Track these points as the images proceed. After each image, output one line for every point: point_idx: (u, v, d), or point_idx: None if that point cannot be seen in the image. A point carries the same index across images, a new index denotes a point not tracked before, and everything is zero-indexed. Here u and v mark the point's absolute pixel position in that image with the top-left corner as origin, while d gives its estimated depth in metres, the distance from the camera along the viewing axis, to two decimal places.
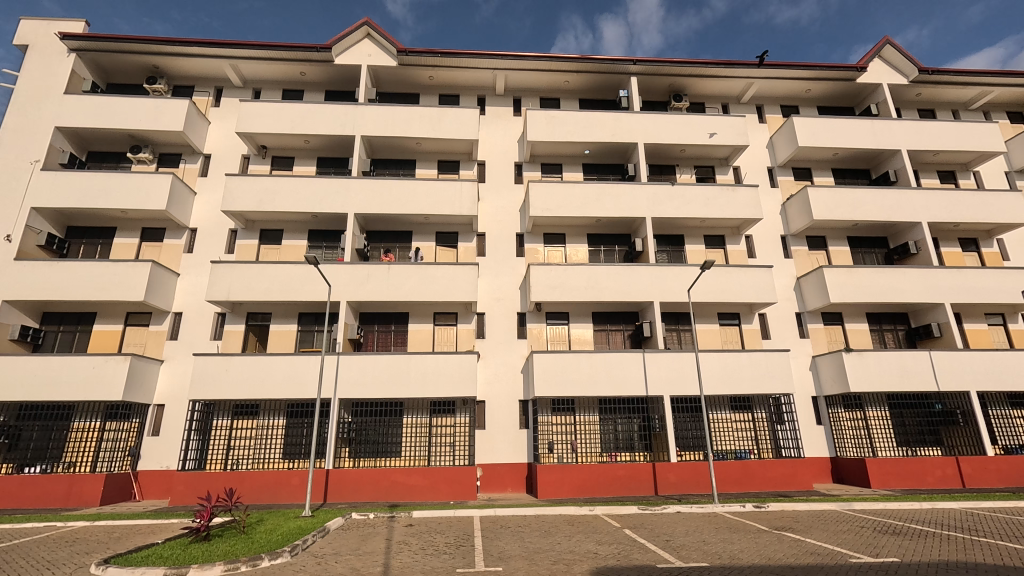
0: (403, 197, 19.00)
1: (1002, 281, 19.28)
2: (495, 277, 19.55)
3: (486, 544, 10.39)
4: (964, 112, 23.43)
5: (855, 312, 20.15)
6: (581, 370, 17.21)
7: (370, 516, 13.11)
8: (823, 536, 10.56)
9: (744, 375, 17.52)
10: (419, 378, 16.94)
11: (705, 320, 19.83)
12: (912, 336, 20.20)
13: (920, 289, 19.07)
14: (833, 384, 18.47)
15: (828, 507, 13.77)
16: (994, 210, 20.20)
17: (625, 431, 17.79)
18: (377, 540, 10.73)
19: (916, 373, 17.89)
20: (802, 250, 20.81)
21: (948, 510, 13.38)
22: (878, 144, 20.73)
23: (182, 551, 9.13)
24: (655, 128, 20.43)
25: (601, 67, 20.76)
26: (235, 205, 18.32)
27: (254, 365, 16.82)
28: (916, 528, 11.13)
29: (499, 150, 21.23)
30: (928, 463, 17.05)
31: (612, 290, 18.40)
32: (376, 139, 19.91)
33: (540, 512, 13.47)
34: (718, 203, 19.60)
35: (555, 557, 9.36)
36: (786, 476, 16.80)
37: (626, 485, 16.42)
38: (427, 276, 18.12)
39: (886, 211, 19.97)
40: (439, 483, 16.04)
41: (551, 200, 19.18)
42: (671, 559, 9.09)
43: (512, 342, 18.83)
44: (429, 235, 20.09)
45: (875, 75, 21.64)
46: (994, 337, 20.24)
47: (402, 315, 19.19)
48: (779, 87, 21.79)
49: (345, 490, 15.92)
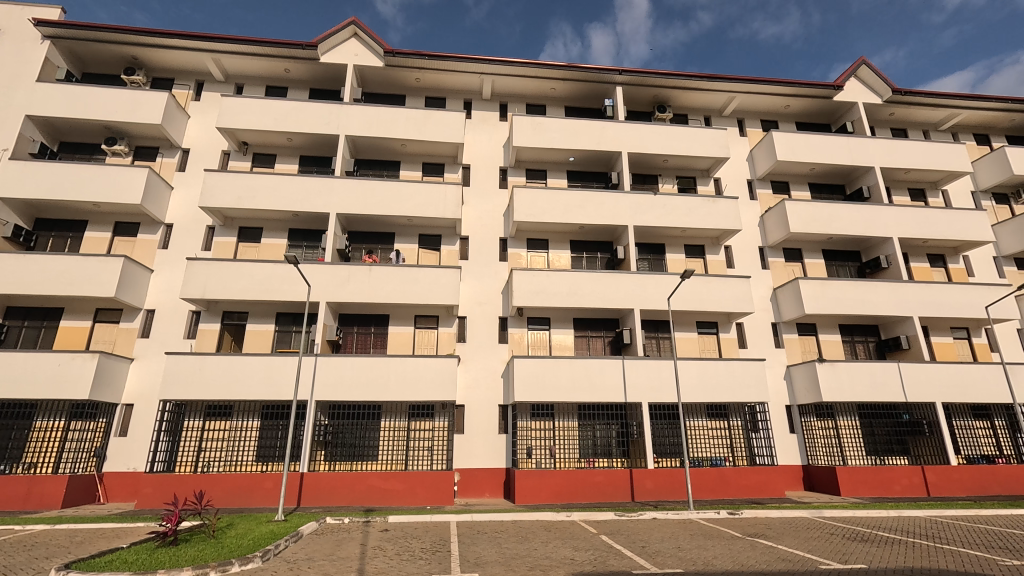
0: (387, 198, 18.86)
1: (966, 296, 20.01)
2: (478, 281, 19.53)
3: (463, 549, 10.32)
4: (934, 132, 24.25)
5: (828, 323, 20.66)
6: (561, 375, 17.28)
7: (345, 520, 12.96)
8: (793, 542, 10.79)
9: (721, 384, 17.80)
10: (399, 382, 16.79)
11: (684, 328, 20.08)
12: (882, 347, 20.72)
13: (890, 302, 19.65)
14: (806, 394, 18.85)
15: (800, 514, 14.02)
16: (961, 228, 20.96)
17: (604, 437, 17.94)
18: (351, 545, 10.55)
19: (884, 383, 18.40)
20: (779, 262, 21.29)
21: (912, 517, 13.79)
22: (852, 161, 21.37)
23: (148, 556, 8.86)
24: (640, 137, 20.68)
25: (587, 76, 21.00)
26: (213, 201, 17.98)
27: (228, 366, 16.44)
28: (883, 535, 11.42)
29: (483, 154, 21.23)
30: (896, 472, 17.55)
31: (594, 296, 18.54)
32: (360, 139, 19.78)
33: (517, 518, 13.44)
34: (699, 213, 19.92)
35: (532, 562, 9.34)
36: (759, 483, 17.06)
37: (603, 491, 16.49)
38: (409, 278, 18.00)
39: (858, 226, 20.54)
40: (417, 487, 15.92)
41: (536, 206, 19.26)
42: (646, 565, 9.15)
43: (493, 347, 18.81)
44: (412, 237, 19.97)
45: (850, 93, 22.33)
46: (958, 350, 20.94)
47: (382, 317, 19.03)
48: (759, 101, 22.31)
49: (319, 494, 15.64)
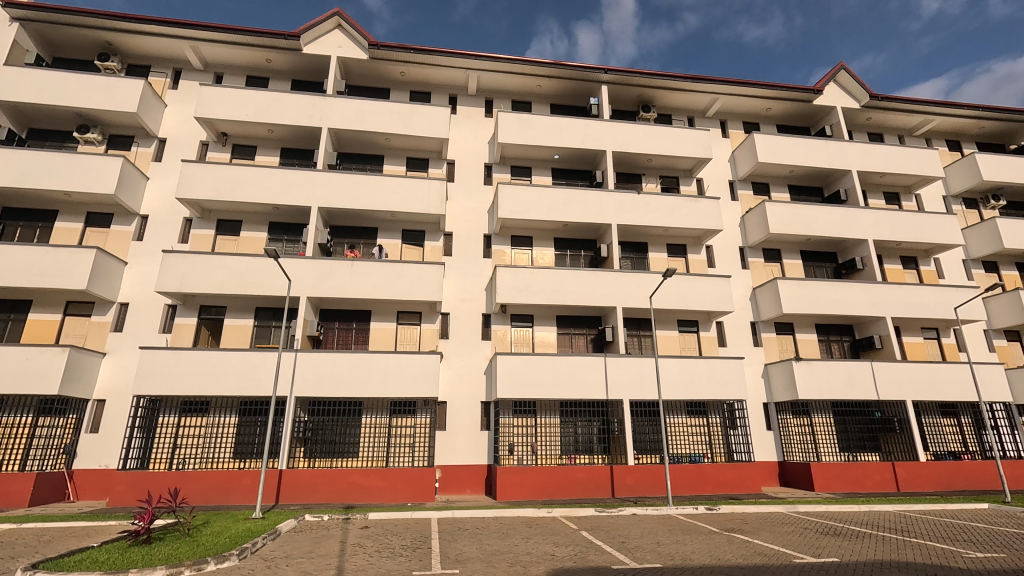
0: (370, 192, 18.65)
1: (937, 297, 20.60)
2: (461, 277, 19.45)
3: (443, 546, 10.27)
4: (908, 138, 24.87)
5: (805, 322, 21.09)
6: (544, 372, 17.35)
7: (325, 517, 12.83)
8: (769, 537, 10.99)
9: (701, 382, 18.06)
10: (381, 378, 16.65)
11: (665, 326, 20.32)
12: (856, 347, 21.21)
13: (865, 303, 20.13)
14: (783, 391, 19.23)
15: (776, 510, 14.28)
16: (933, 231, 21.55)
17: (585, 434, 18.05)
18: (330, 543, 10.44)
19: (858, 382, 18.87)
20: (758, 262, 21.65)
21: (882, 512, 14.20)
22: (830, 164, 21.80)
23: (120, 555, 8.64)
24: (625, 136, 20.80)
25: (573, 74, 21.03)
26: (191, 192, 17.58)
27: (205, 361, 16.11)
28: (855, 530, 11.72)
29: (468, 150, 21.12)
30: (868, 468, 18.06)
31: (577, 293, 18.62)
32: (343, 132, 19.51)
33: (498, 515, 13.42)
34: (682, 212, 20.13)
35: (513, 559, 9.33)
36: (736, 479, 17.36)
37: (584, 488, 16.60)
38: (392, 273, 17.85)
39: (835, 228, 20.99)
40: (398, 484, 15.83)
41: (520, 203, 19.26)
42: (626, 561, 9.23)
43: (475, 344, 18.77)
44: (395, 232, 19.82)
45: (829, 98, 22.77)
46: (928, 350, 21.57)
47: (364, 313, 18.85)
48: (741, 103, 22.61)
49: (298, 490, 15.45)
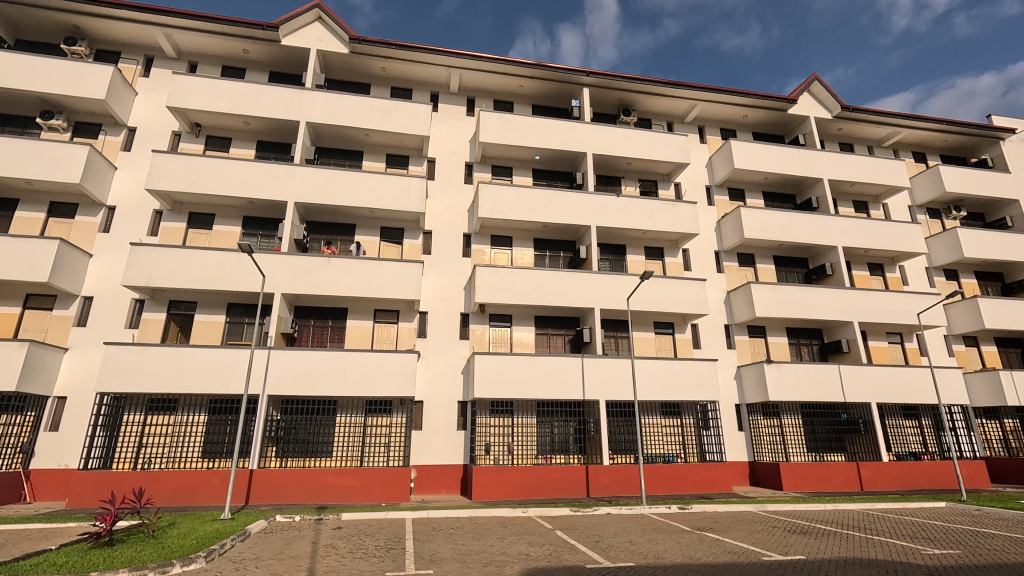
0: (348, 188, 18.38)
1: (901, 303, 21.34)
2: (440, 276, 19.34)
3: (417, 547, 10.21)
4: (877, 148, 25.70)
5: (776, 326, 21.62)
6: (521, 372, 17.38)
7: (296, 518, 12.61)
8: (739, 536, 11.23)
9: (676, 383, 18.34)
10: (356, 377, 16.45)
11: (641, 328, 20.56)
12: (824, 350, 21.82)
13: (833, 307, 20.73)
14: (754, 393, 19.66)
15: (746, 509, 14.61)
16: (899, 239, 22.32)
17: (562, 434, 18.15)
18: (302, 544, 10.27)
19: (826, 384, 19.42)
20: (733, 266, 22.10)
21: (847, 510, 14.64)
22: (803, 172, 22.39)
23: (79, 558, 8.33)
24: (605, 139, 20.98)
25: (555, 75, 21.12)
26: (162, 184, 17.06)
27: (174, 357, 15.65)
28: (821, 528, 12.06)
29: (449, 148, 21.02)
30: (834, 468, 18.60)
31: (555, 294, 18.71)
32: (322, 127, 19.20)
33: (473, 515, 13.37)
34: (660, 216, 20.41)
35: (487, 559, 9.33)
36: (708, 479, 17.68)
37: (560, 488, 16.68)
38: (370, 271, 17.64)
39: (807, 234, 21.56)
40: (372, 484, 15.65)
41: (501, 203, 19.26)
42: (599, 560, 9.31)
43: (453, 343, 18.69)
44: (373, 229, 19.59)
45: (803, 107, 23.38)
46: (892, 354, 22.33)
47: (340, 311, 18.59)
48: (719, 110, 23.04)
49: (268, 491, 15.14)
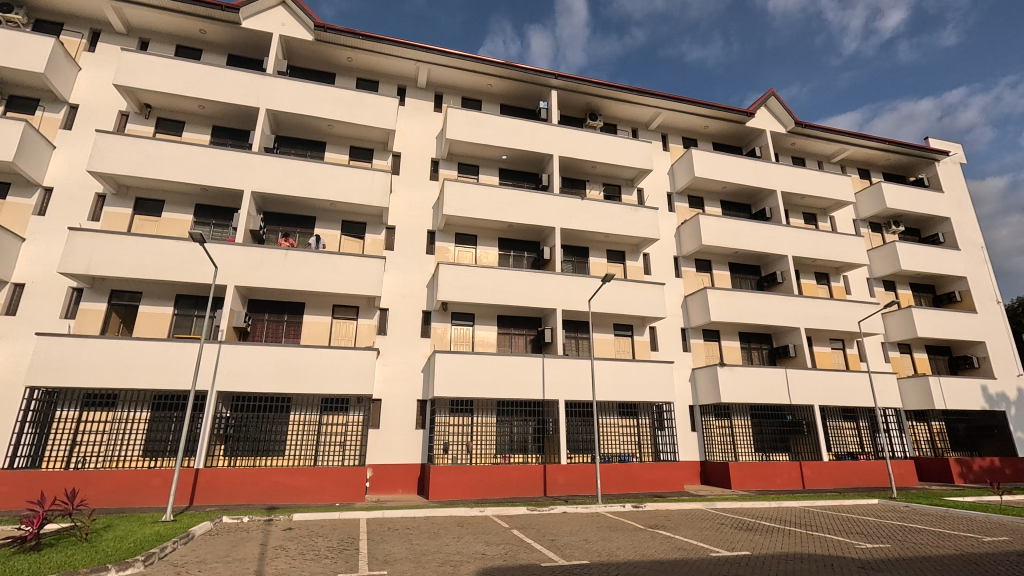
0: (308, 180, 17.85)
1: (844, 311, 22.54)
2: (402, 273, 19.07)
3: (372, 547, 10.04)
4: (827, 164, 27.05)
5: (729, 330, 22.43)
6: (482, 372, 17.36)
7: (244, 519, 12.14)
8: (689, 533, 11.60)
9: (633, 384, 18.74)
10: (312, 374, 16.01)
11: (601, 329, 20.90)
12: (773, 354, 22.80)
13: (782, 314, 21.70)
14: (707, 395, 20.33)
15: (696, 507, 15.10)
16: (844, 251, 23.57)
17: (520, 433, 18.17)
18: (249, 546, 9.91)
19: (774, 387, 20.30)
20: (690, 271, 22.78)
21: (790, 508, 15.35)
22: (758, 183, 23.31)
23: (0, 565, 7.74)
24: (571, 142, 21.21)
25: (524, 76, 21.19)
26: (106, 166, 16.09)
27: (114, 350, 14.79)
28: (766, 525, 12.60)
29: (415, 144, 20.74)
30: (779, 467, 19.46)
31: (518, 293, 18.78)
32: (283, 115, 18.58)
33: (429, 514, 13.25)
34: (623, 220, 20.79)
35: (442, 558, 9.27)
36: (662, 478, 18.16)
37: (518, 487, 16.78)
38: (329, 265, 17.20)
39: (760, 243, 22.47)
40: (326, 483, 15.25)
41: (466, 201, 19.16)
42: (555, 558, 9.40)
43: (414, 341, 18.46)
44: (334, 223, 19.12)
45: (760, 121, 24.34)
46: (835, 359, 23.56)
47: (297, 305, 18.06)
48: (681, 119, 23.70)
49: (215, 491, 14.55)
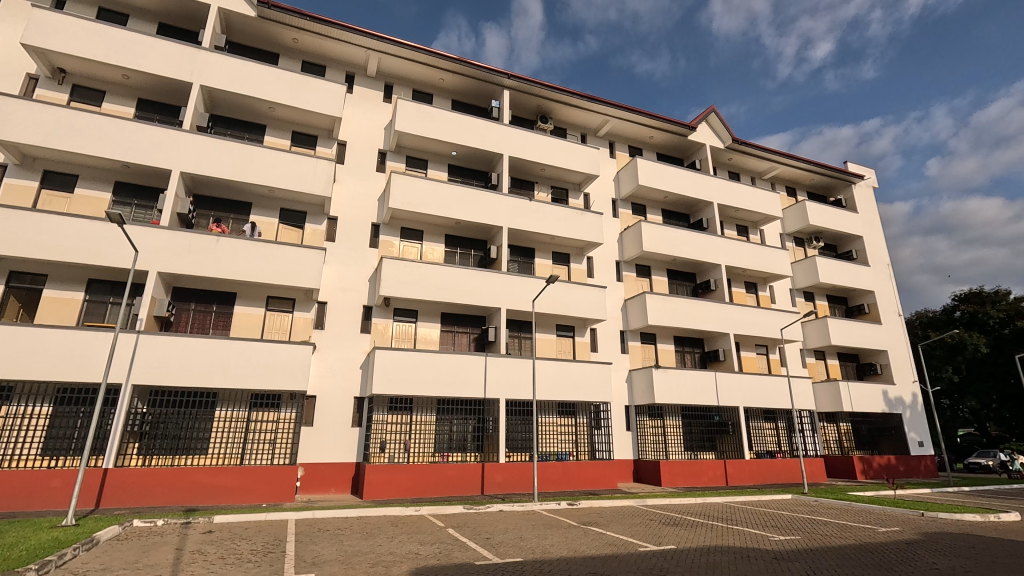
0: (245, 163, 16.90)
1: (769, 319, 24.07)
2: (343, 265, 18.46)
3: (300, 549, 9.65)
4: (759, 180, 28.78)
5: (665, 334, 23.38)
6: (423, 369, 17.13)
7: (158, 522, 11.30)
8: (620, 529, 11.97)
9: (573, 384, 19.12)
10: (242, 368, 15.19)
11: (544, 330, 21.19)
12: (704, 358, 23.99)
13: (714, 320, 22.88)
14: (642, 396, 21.11)
15: (627, 503, 15.61)
16: (771, 263, 25.16)
17: (460, 432, 18.01)
18: (163, 551, 9.25)
19: (703, 389, 21.34)
20: (631, 276, 23.54)
21: (714, 503, 16.19)
22: (697, 195, 24.45)
23: None
24: (522, 143, 21.34)
25: (477, 74, 21.11)
26: (9, 133, 14.50)
27: (12, 338, 13.36)
28: (691, 520, 13.23)
29: (362, 133, 20.13)
30: (705, 465, 20.53)
31: (463, 291, 18.68)
32: (219, 92, 17.48)
33: (362, 514, 12.93)
34: (569, 223, 21.16)
35: (374, 560, 9.05)
36: (596, 476, 18.67)
37: (455, 486, 16.69)
38: (265, 254, 16.37)
39: (696, 252, 23.57)
40: (252, 483, 14.51)
41: (413, 195, 18.83)
42: (489, 556, 9.41)
43: (353, 336, 17.92)
44: (271, 210, 18.21)
45: (700, 136, 25.54)
46: (759, 364, 25.12)
47: (227, 295, 17.06)
48: (628, 128, 24.45)
49: (126, 493, 13.46)
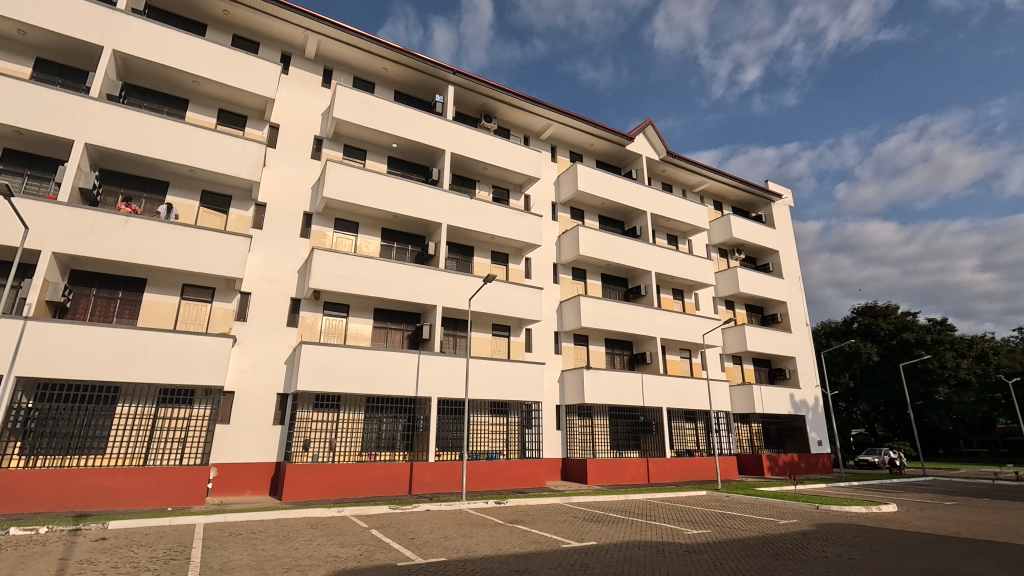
0: (163, 139, 15.61)
1: (693, 325, 25.42)
2: (271, 255, 17.51)
3: (207, 555, 9.04)
4: (689, 193, 30.31)
5: (597, 336, 24.08)
6: (353, 366, 16.60)
7: (41, 530, 10.17)
8: (545, 526, 12.19)
9: (506, 384, 19.24)
10: (150, 360, 14.02)
11: (479, 329, 21.18)
12: (632, 360, 24.95)
13: (643, 324, 23.85)
14: (572, 396, 21.64)
15: (554, 501, 15.91)
16: (697, 271, 26.57)
17: (389, 430, 17.59)
18: (44, 561, 8.34)
19: (630, 391, 22.18)
20: (567, 278, 24.04)
21: (635, 500, 16.86)
22: (632, 203, 25.37)
23: None
24: (464, 140, 21.20)
25: (421, 66, 20.73)
26: None
27: None
28: (613, 516, 13.71)
29: (297, 117, 19.19)
30: (629, 463, 21.37)
31: (398, 287, 18.29)
32: (135, 60, 16.03)
33: (280, 516, 12.33)
34: (508, 223, 21.28)
35: (289, 564, 8.66)
36: (525, 475, 18.93)
37: (381, 485, 16.32)
38: (182, 239, 15.22)
39: (629, 258, 24.47)
40: (157, 485, 13.43)
41: (349, 185, 18.18)
42: (412, 557, 9.25)
43: (278, 330, 17.04)
44: (191, 192, 16.95)
45: (638, 146, 26.53)
46: (682, 367, 26.49)
47: (135, 281, 15.68)
48: (570, 134, 24.94)
49: (3, 498, 12.05)
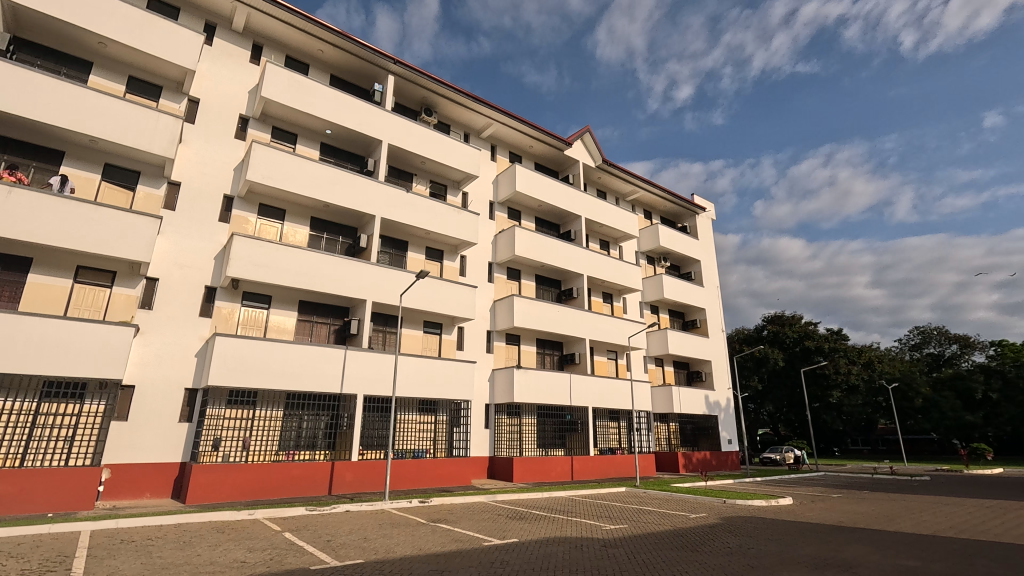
0: (59, 103, 13.99)
1: (620, 328, 26.40)
2: (184, 238, 16.21)
3: (91, 566, 8.19)
4: (621, 201, 31.46)
5: (528, 336, 24.38)
6: (272, 361, 15.74)
7: None
8: (468, 525, 12.16)
9: (435, 381, 19.02)
10: (32, 350, 12.51)
11: (410, 325, 20.78)
12: (562, 360, 25.50)
13: (573, 326, 24.45)
14: (502, 395, 21.78)
15: (479, 500, 15.91)
16: (626, 276, 27.62)
17: (310, 428, 16.81)
18: None
19: (559, 390, 22.66)
20: (501, 278, 24.16)
21: (558, 497, 17.24)
22: (567, 207, 25.94)
23: None
24: (402, 132, 20.73)
25: (360, 52, 20.03)
26: None
27: None
28: (535, 513, 13.93)
29: (221, 93, 17.91)
30: (555, 461, 21.82)
31: (326, 279, 17.55)
32: (28, 12, 14.26)
33: (182, 520, 11.45)
34: (445, 220, 21.05)
35: (188, 572, 8.03)
36: (451, 473, 18.82)
37: (299, 486, 15.58)
38: (79, 216, 13.74)
39: (562, 261, 25.00)
40: (35, 490, 11.99)
41: (276, 170, 17.22)
42: (326, 560, 8.89)
43: (190, 320, 15.82)
44: (92, 165, 15.34)
45: (575, 152, 27.17)
46: (608, 368, 27.45)
47: (18, 260, 13.92)
48: (510, 135, 25.09)
49: None
